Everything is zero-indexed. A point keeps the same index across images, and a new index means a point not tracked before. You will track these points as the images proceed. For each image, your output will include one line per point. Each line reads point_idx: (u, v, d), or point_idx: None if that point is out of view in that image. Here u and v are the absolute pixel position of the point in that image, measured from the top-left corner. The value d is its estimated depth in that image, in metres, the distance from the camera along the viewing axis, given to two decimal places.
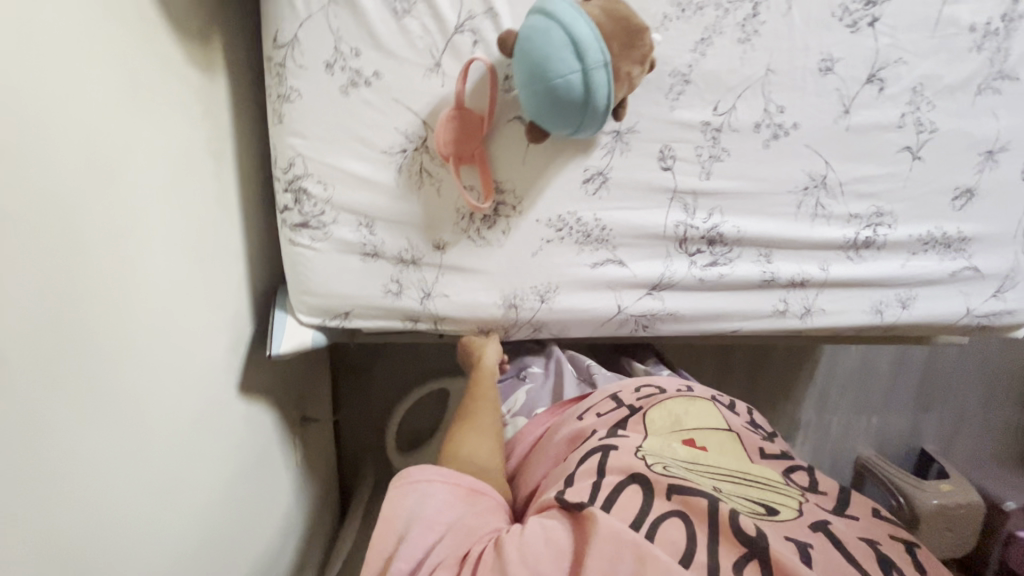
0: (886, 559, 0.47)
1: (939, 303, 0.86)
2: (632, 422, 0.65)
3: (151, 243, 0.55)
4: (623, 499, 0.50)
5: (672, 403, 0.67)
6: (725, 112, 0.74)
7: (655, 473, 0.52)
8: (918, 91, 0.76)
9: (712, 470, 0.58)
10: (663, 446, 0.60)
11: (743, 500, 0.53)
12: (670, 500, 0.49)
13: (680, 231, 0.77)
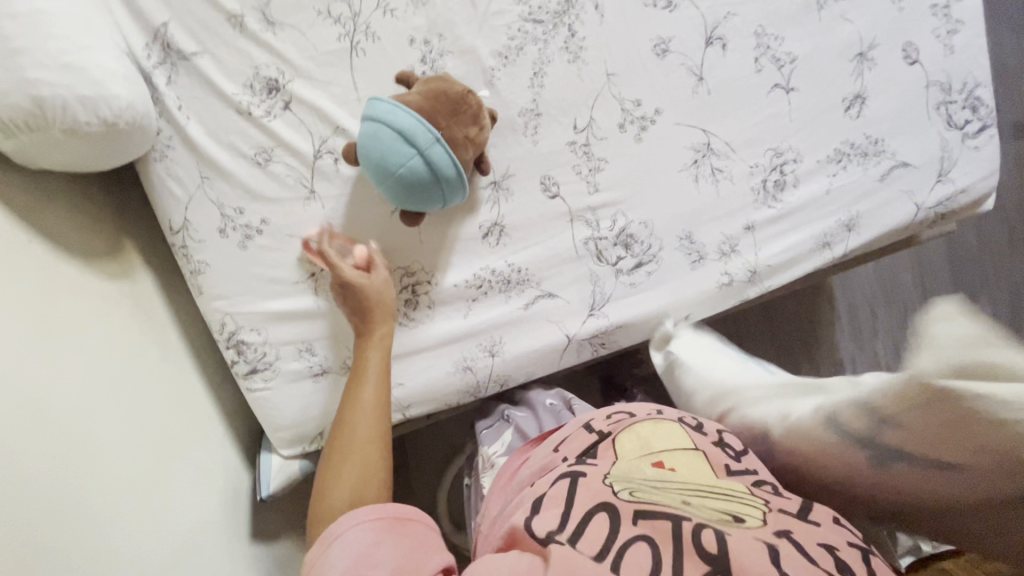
0: (845, 568, 0.47)
1: (885, 210, 0.83)
2: (602, 448, 0.64)
3: (123, 443, 0.60)
4: (590, 526, 0.51)
5: (639, 426, 0.65)
6: (586, 126, 0.76)
7: (622, 501, 0.53)
8: (761, 33, 0.77)
9: (680, 489, 0.55)
10: (631, 469, 0.59)
11: (711, 510, 0.52)
12: (635, 525, 0.50)
13: (592, 246, 0.79)
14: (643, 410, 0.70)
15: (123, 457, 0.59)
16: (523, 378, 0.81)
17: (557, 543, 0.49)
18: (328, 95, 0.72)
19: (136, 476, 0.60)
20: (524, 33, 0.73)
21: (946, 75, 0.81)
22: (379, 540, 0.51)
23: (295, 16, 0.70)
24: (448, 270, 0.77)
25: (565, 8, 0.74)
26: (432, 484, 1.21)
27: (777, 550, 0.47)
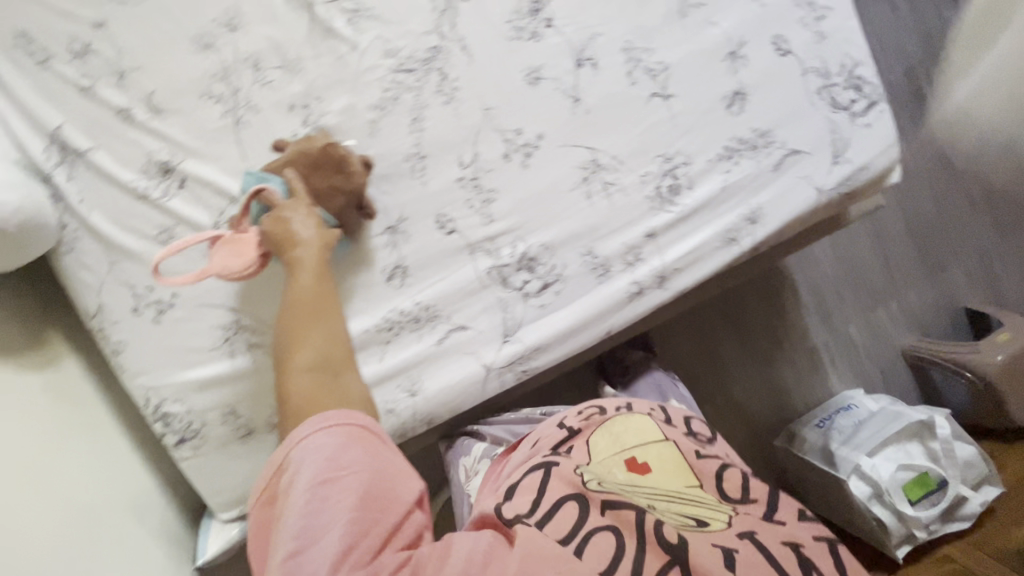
0: (803, 564, 0.54)
1: (787, 198, 0.83)
2: (577, 445, 0.73)
3: (56, 519, 0.62)
4: (560, 513, 0.58)
5: (611, 424, 0.75)
6: (472, 161, 0.79)
7: (593, 493, 0.61)
8: (629, 47, 0.79)
9: (645, 492, 0.64)
10: (604, 471, 0.67)
11: (673, 515, 0.60)
12: (604, 515, 0.58)
13: (496, 273, 0.80)
14: (611, 405, 0.80)
15: (57, 532, 0.61)
16: (447, 414, 0.82)
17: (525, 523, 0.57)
18: (219, 169, 0.76)
19: (71, 548, 0.62)
20: (397, 84, 0.77)
21: (821, 60, 0.82)
22: (348, 450, 0.56)
23: (179, 100, 0.74)
24: (357, 316, 0.79)
25: (432, 54, 0.77)
26: None
27: (735, 552, 0.54)
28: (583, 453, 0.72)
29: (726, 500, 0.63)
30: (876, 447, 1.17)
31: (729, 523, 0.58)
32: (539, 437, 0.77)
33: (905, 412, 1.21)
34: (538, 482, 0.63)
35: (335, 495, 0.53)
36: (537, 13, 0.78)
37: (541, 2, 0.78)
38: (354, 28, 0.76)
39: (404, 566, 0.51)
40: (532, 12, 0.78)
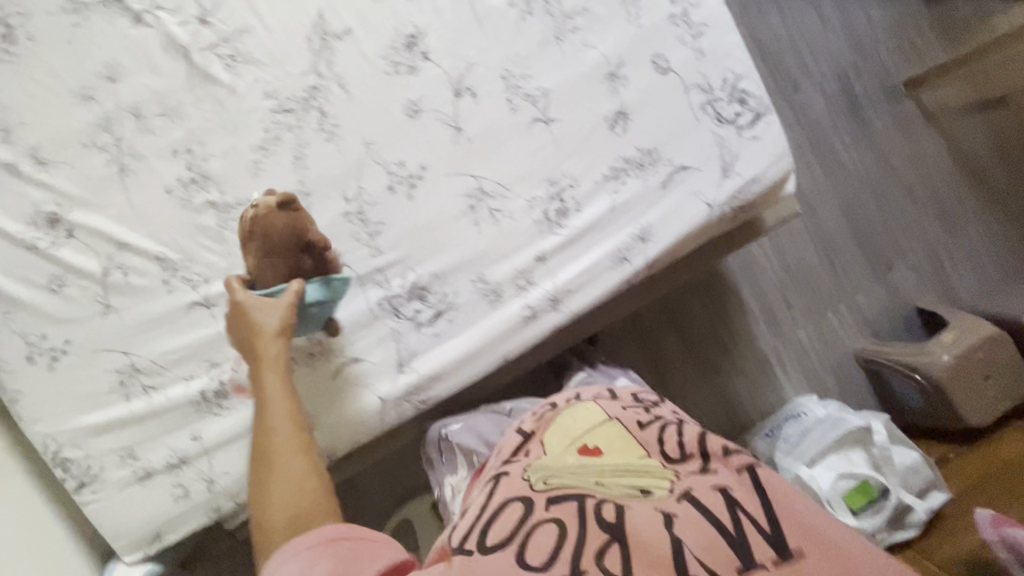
0: (735, 502, 0.55)
1: (678, 214, 0.82)
2: (532, 445, 0.74)
3: None
4: (506, 516, 0.57)
5: (563, 417, 0.77)
6: (356, 195, 0.80)
7: (538, 492, 0.60)
8: (507, 74, 0.80)
9: (597, 467, 0.64)
10: (555, 461, 0.67)
11: (622, 486, 0.60)
12: (547, 510, 0.57)
13: (387, 304, 0.80)
14: (563, 398, 0.82)
15: None
16: (347, 447, 0.82)
17: (466, 550, 0.54)
18: (106, 217, 0.77)
19: None
20: (278, 124, 0.78)
21: (703, 76, 0.82)
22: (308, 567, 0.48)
23: (64, 152, 0.76)
24: None
25: (311, 93, 0.78)
26: None
27: (674, 518, 0.54)
28: (539, 446, 0.73)
29: (666, 457, 0.65)
30: (817, 456, 1.15)
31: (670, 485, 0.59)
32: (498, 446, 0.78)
33: (846, 416, 1.19)
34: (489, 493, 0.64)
35: None
36: (413, 47, 0.79)
37: (416, 36, 0.79)
38: (232, 73, 0.77)
39: None
40: (407, 46, 0.79)
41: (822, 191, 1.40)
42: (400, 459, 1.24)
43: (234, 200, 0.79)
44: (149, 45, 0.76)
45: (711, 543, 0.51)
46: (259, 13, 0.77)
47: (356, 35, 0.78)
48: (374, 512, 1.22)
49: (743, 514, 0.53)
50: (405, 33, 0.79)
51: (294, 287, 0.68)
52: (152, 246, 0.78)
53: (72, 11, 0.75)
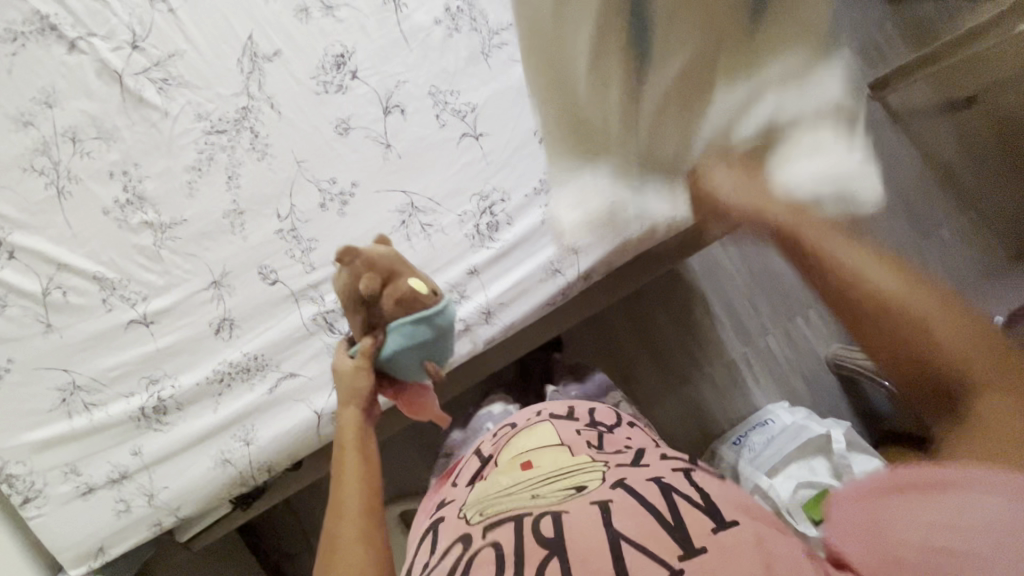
0: (667, 488, 0.53)
1: (610, 226, 0.82)
2: (484, 470, 0.68)
3: None
4: (445, 559, 0.53)
5: (514, 441, 0.70)
6: (290, 213, 0.81)
7: (472, 525, 0.56)
8: (435, 90, 0.80)
9: (531, 483, 0.59)
10: (492, 486, 0.62)
11: (558, 490, 0.57)
12: (483, 538, 0.53)
13: (321, 319, 0.81)
14: (524, 418, 0.77)
15: None
16: (285, 461, 0.82)
17: None
18: (46, 238, 0.78)
19: None
20: (211, 145, 0.80)
21: None
22: None
23: (2, 176, 0.77)
24: (188, 370, 0.81)
25: (243, 114, 0.80)
26: None
27: (609, 508, 0.51)
28: (490, 466, 0.69)
29: (601, 457, 0.62)
30: (779, 464, 1.13)
31: (603, 476, 0.57)
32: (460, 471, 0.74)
33: (809, 423, 1.17)
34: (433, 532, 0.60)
35: None
36: (342, 66, 0.80)
37: (345, 56, 0.80)
38: (165, 96, 0.79)
39: None
40: (336, 66, 0.80)
41: None
42: None
43: (169, 220, 0.80)
44: (84, 71, 0.78)
45: (651, 528, 0.49)
46: (191, 38, 0.79)
47: (285, 56, 0.80)
48: None
49: (677, 497, 0.52)
50: (333, 53, 0.80)
51: (365, 343, 0.63)
52: (92, 266, 0.79)
53: (9, 39, 0.76)
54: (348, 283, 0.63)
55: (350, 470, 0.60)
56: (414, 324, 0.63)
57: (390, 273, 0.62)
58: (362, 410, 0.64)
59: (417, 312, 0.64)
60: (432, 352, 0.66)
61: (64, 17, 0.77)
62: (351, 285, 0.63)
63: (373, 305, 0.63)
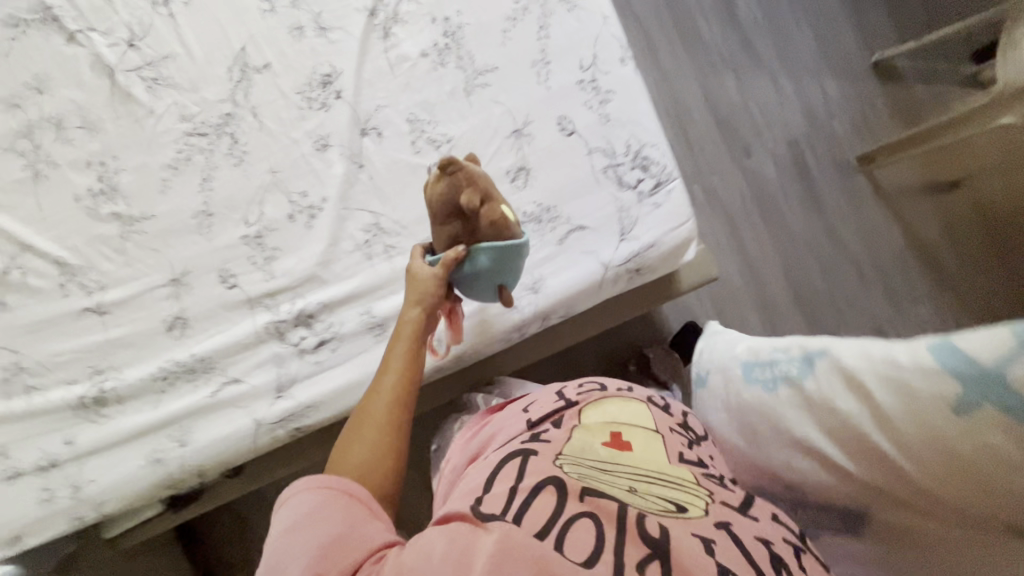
0: (776, 558, 0.49)
1: (568, 270, 0.83)
2: (567, 417, 0.67)
3: None
4: (537, 498, 0.50)
5: (607, 403, 0.69)
6: (257, 220, 0.82)
7: (571, 477, 0.53)
8: (413, 118, 0.83)
9: (631, 470, 0.57)
10: (585, 446, 0.60)
11: (656, 495, 0.54)
12: (582, 501, 0.50)
13: (273, 328, 0.81)
14: (615, 385, 0.75)
15: None
16: (219, 467, 0.81)
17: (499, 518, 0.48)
18: (14, 218, 0.79)
19: None
20: (190, 146, 0.81)
21: (607, 141, 0.83)
22: (324, 505, 0.51)
23: None
24: (134, 364, 0.80)
25: (225, 120, 0.82)
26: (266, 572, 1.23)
27: (716, 543, 0.48)
28: (572, 414, 0.67)
29: (705, 483, 0.58)
30: None
31: (706, 511, 0.52)
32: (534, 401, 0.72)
33: None
34: (517, 467, 0.56)
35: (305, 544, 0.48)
36: (327, 86, 0.82)
37: (331, 76, 0.82)
38: (151, 94, 0.81)
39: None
40: (322, 85, 0.82)
41: (768, 255, 1.39)
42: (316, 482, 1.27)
43: (138, 213, 0.81)
44: (79, 62, 0.80)
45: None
46: (186, 43, 0.81)
47: (274, 70, 0.82)
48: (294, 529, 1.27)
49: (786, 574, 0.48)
50: (322, 72, 0.82)
51: (454, 250, 0.66)
52: (55, 249, 0.80)
53: (11, 26, 0.79)
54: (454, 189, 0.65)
55: (393, 371, 0.62)
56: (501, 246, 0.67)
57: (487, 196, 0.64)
58: (424, 311, 0.66)
59: (504, 237, 0.68)
60: (510, 279, 0.71)
61: (67, 10, 0.80)
62: (448, 196, 0.65)
63: (469, 218, 0.66)
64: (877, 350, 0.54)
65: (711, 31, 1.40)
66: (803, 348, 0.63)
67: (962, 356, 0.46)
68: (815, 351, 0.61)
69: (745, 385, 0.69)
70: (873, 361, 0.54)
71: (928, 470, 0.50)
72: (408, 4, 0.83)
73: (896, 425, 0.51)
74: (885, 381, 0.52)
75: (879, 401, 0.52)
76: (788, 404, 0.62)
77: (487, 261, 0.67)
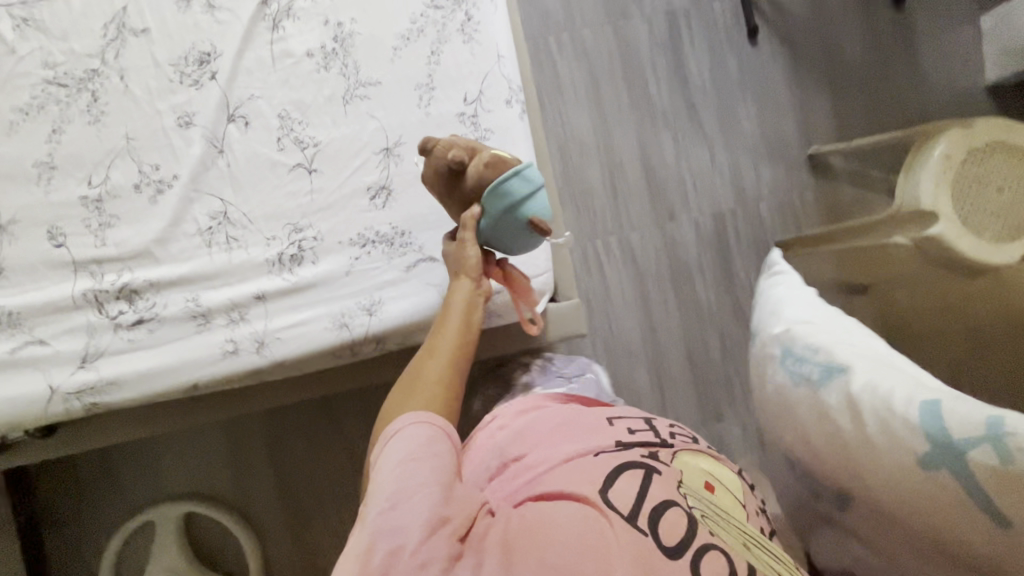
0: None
1: (410, 300, 0.81)
2: (664, 451, 0.66)
3: None
4: (668, 516, 0.56)
5: (698, 455, 0.69)
6: (101, 183, 0.79)
7: (686, 505, 0.58)
8: (285, 116, 0.81)
9: (732, 522, 0.61)
10: (692, 482, 0.64)
11: (761, 557, 0.58)
12: (709, 535, 0.56)
13: (90, 297, 0.78)
14: (688, 433, 0.73)
15: None
16: (3, 427, 0.77)
17: (640, 528, 0.54)
18: None
19: None
20: (46, 94, 0.79)
21: None
22: (435, 443, 0.60)
23: None
24: None
25: (90, 76, 0.79)
26: (102, 530, 1.22)
27: None
28: (665, 450, 0.66)
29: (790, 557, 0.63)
30: None
31: None
32: (624, 420, 0.70)
33: None
34: (641, 480, 0.59)
35: (426, 476, 0.56)
36: (204, 65, 0.80)
37: (209, 56, 0.80)
38: (18, 33, 0.78)
39: (497, 549, 0.53)
40: (199, 63, 0.80)
41: (670, 320, 1.39)
42: (167, 451, 1.24)
43: None
44: None
45: None
46: None
47: (152, 37, 0.80)
48: (137, 495, 1.24)
49: None
50: (200, 50, 0.80)
51: (468, 214, 0.71)
52: None
53: None
54: (432, 169, 0.73)
55: (450, 331, 0.71)
56: (503, 183, 0.69)
57: (473, 147, 0.71)
58: (474, 283, 0.73)
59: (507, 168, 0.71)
60: (532, 205, 0.70)
61: None
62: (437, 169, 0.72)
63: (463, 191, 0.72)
64: (883, 385, 0.64)
65: (659, 90, 1.40)
66: (829, 356, 0.71)
67: (941, 426, 0.58)
68: (838, 365, 0.69)
69: (779, 365, 0.78)
70: (874, 395, 0.64)
71: (892, 499, 0.63)
72: (304, 1, 0.81)
73: (872, 446, 0.63)
74: (875, 417, 0.63)
75: (868, 431, 0.64)
76: (803, 405, 0.72)
77: (505, 195, 0.69)
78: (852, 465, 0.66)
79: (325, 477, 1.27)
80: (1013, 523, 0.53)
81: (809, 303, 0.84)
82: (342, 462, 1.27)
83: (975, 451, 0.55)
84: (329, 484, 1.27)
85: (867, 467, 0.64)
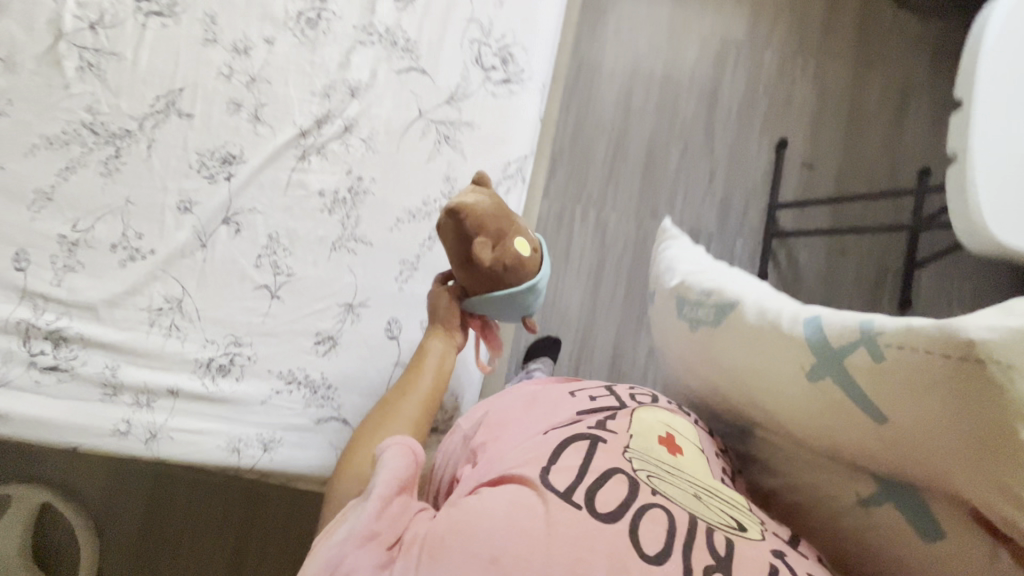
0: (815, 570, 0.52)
1: (306, 449, 0.83)
2: (620, 415, 0.62)
3: None
4: (608, 482, 0.51)
5: (660, 414, 0.65)
6: (84, 231, 0.82)
7: (626, 463, 0.54)
8: (273, 238, 0.85)
9: (690, 479, 0.57)
10: (642, 440, 0.59)
11: (718, 511, 0.54)
12: (652, 494, 0.51)
13: (21, 328, 0.80)
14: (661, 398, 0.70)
15: None
16: None
17: (573, 504, 0.48)
18: None
19: None
20: (77, 133, 0.83)
21: None
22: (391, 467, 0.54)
23: None
24: None
25: (122, 134, 0.84)
26: None
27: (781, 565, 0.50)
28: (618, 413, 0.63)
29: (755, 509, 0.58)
30: None
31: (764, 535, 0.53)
32: (586, 392, 0.67)
33: None
34: (585, 451, 0.55)
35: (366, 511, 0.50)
36: (225, 164, 0.85)
37: (233, 158, 0.85)
38: (77, 74, 0.83)
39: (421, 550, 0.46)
40: (222, 161, 0.85)
41: None
42: None
43: None
44: (39, 12, 0.83)
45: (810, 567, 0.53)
46: (138, 54, 0.85)
47: (193, 122, 0.85)
48: (9, 471, 1.22)
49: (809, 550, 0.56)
50: (228, 150, 0.85)
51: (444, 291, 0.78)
52: None
53: None
54: (452, 228, 0.70)
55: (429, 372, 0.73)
56: (513, 295, 0.74)
57: (496, 236, 0.70)
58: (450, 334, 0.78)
59: (521, 273, 0.73)
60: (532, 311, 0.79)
61: None
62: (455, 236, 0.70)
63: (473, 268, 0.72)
64: (771, 307, 0.65)
65: None
66: (718, 294, 0.70)
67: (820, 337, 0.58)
68: (728, 303, 0.68)
69: (676, 314, 0.76)
70: (763, 318, 0.64)
71: (791, 415, 0.63)
72: (338, 146, 0.87)
73: (760, 373, 0.64)
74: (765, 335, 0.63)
75: (754, 347, 0.64)
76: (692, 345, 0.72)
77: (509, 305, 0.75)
78: (742, 391, 0.67)
79: (187, 528, 1.26)
80: (887, 416, 0.54)
81: (704, 263, 0.80)
82: (210, 518, 1.26)
83: (853, 354, 0.56)
84: (190, 535, 1.26)
85: (768, 395, 0.64)
